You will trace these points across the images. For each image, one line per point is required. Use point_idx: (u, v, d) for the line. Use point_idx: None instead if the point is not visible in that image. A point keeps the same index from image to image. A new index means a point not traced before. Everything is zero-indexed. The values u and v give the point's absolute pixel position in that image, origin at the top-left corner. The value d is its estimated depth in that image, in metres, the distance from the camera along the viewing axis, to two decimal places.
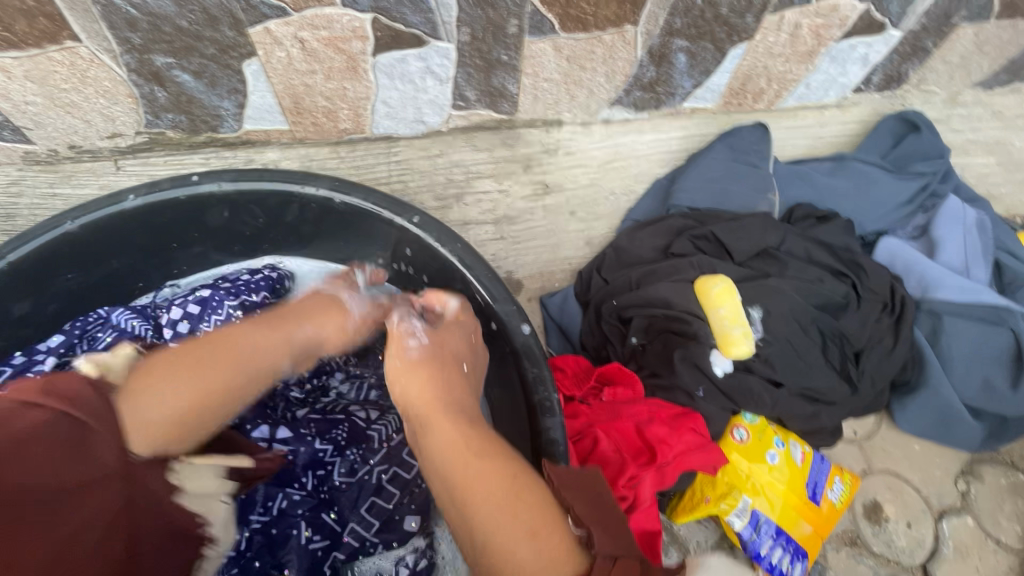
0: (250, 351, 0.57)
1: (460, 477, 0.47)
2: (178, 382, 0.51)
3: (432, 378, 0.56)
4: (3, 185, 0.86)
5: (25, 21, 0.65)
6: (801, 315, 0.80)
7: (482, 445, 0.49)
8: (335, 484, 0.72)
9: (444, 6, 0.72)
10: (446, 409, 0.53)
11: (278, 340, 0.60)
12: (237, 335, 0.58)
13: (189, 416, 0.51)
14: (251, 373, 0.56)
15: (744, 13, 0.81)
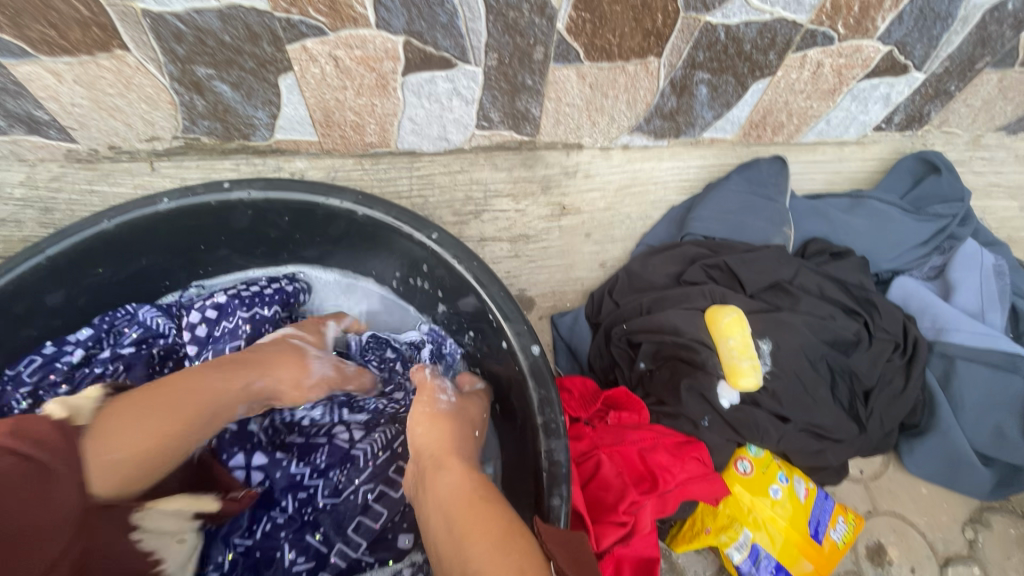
0: (213, 386, 0.62)
1: (461, 520, 0.53)
2: (142, 416, 0.56)
3: (447, 431, 0.65)
4: (45, 180, 0.90)
5: (80, 30, 0.69)
6: (810, 350, 0.80)
7: (483, 496, 0.56)
8: (319, 505, 0.71)
9: (474, 31, 0.75)
10: (456, 457, 0.62)
11: (244, 382, 0.65)
12: (203, 378, 0.62)
13: (147, 447, 0.55)
14: (211, 410, 0.61)
15: (767, 51, 0.83)
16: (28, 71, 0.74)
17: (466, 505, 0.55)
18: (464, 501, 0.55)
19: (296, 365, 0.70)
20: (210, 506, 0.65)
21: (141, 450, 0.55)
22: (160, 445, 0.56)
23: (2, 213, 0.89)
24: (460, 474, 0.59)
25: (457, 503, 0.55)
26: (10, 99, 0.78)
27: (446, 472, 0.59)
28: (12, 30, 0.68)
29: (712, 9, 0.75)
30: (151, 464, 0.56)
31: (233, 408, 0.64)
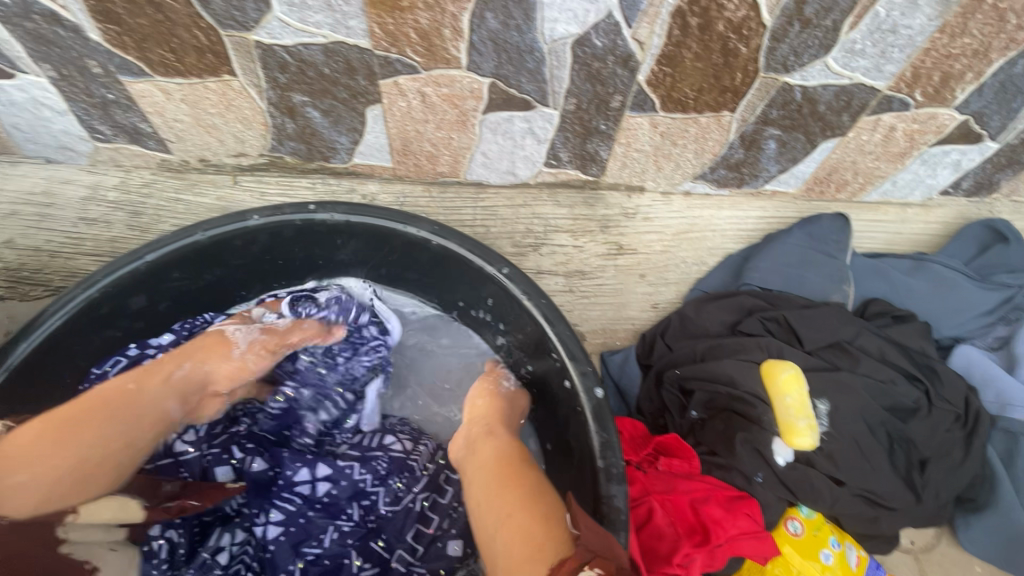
0: (120, 390, 0.64)
1: (490, 480, 0.64)
2: (53, 433, 0.59)
3: (498, 408, 0.75)
4: (137, 186, 0.96)
5: (196, 56, 0.75)
6: (868, 414, 0.80)
7: (514, 463, 0.65)
8: (378, 511, 0.74)
9: (557, 78, 0.78)
10: (503, 429, 0.72)
11: (154, 375, 0.68)
12: (120, 387, 0.65)
13: (66, 458, 0.58)
14: (121, 410, 0.63)
15: (841, 113, 0.84)
16: (142, 88, 0.80)
17: (496, 469, 0.65)
18: (496, 466, 0.65)
19: (215, 348, 0.73)
20: (137, 513, 0.64)
21: (62, 461, 0.58)
22: (80, 450, 0.59)
23: (95, 213, 0.95)
24: (499, 445, 0.69)
25: (491, 465, 0.66)
26: (120, 112, 0.84)
27: (487, 442, 0.70)
28: (136, 51, 0.74)
29: (792, 71, 0.77)
30: (84, 470, 0.59)
31: (156, 398, 0.66)
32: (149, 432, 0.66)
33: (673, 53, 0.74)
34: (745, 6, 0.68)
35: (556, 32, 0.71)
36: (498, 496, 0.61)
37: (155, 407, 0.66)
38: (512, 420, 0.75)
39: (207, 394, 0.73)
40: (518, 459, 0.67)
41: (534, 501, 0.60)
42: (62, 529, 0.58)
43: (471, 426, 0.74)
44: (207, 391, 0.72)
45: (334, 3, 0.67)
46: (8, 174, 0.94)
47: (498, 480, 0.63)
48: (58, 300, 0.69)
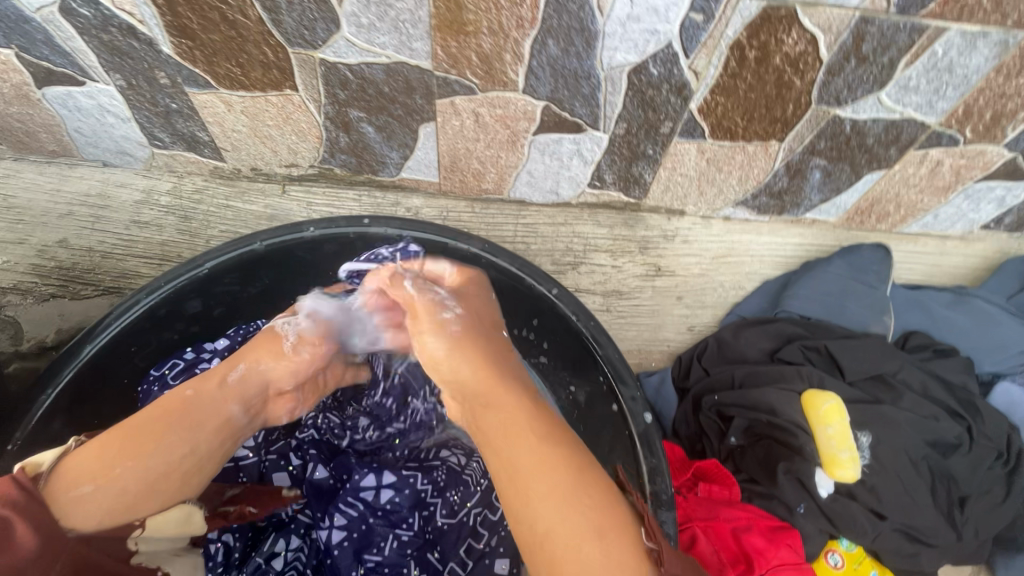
0: (182, 398, 0.63)
1: (539, 462, 0.56)
2: (120, 441, 0.58)
3: (485, 359, 0.67)
4: (189, 191, 0.98)
5: (261, 71, 0.77)
6: (912, 450, 0.79)
7: (547, 442, 0.58)
8: (436, 523, 0.76)
9: (610, 103, 0.79)
10: (513, 393, 0.63)
11: (213, 380, 0.67)
12: (183, 398, 0.63)
13: (134, 468, 0.57)
14: (188, 418, 0.62)
15: (888, 146, 0.85)
16: (205, 99, 0.83)
17: (538, 444, 0.57)
18: (535, 441, 0.58)
19: (270, 346, 0.71)
20: (197, 528, 0.66)
21: (132, 471, 0.57)
22: (146, 460, 0.58)
23: (148, 217, 0.97)
24: (529, 412, 0.61)
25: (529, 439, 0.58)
26: (181, 120, 0.87)
27: (513, 408, 0.61)
28: (204, 65, 0.77)
29: (844, 104, 0.78)
30: (152, 480, 0.59)
31: (222, 401, 0.66)
32: (222, 443, 0.65)
33: (727, 83, 0.75)
34: (804, 41, 0.69)
35: (614, 59, 0.73)
36: (548, 478, 0.55)
37: (220, 415, 0.65)
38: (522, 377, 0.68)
39: (269, 396, 0.71)
40: (553, 429, 0.60)
41: (590, 493, 0.55)
42: (133, 542, 0.60)
43: (471, 384, 0.65)
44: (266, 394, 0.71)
45: (401, 25, 0.69)
46: (65, 175, 0.97)
47: (543, 459, 0.56)
48: (121, 305, 0.73)
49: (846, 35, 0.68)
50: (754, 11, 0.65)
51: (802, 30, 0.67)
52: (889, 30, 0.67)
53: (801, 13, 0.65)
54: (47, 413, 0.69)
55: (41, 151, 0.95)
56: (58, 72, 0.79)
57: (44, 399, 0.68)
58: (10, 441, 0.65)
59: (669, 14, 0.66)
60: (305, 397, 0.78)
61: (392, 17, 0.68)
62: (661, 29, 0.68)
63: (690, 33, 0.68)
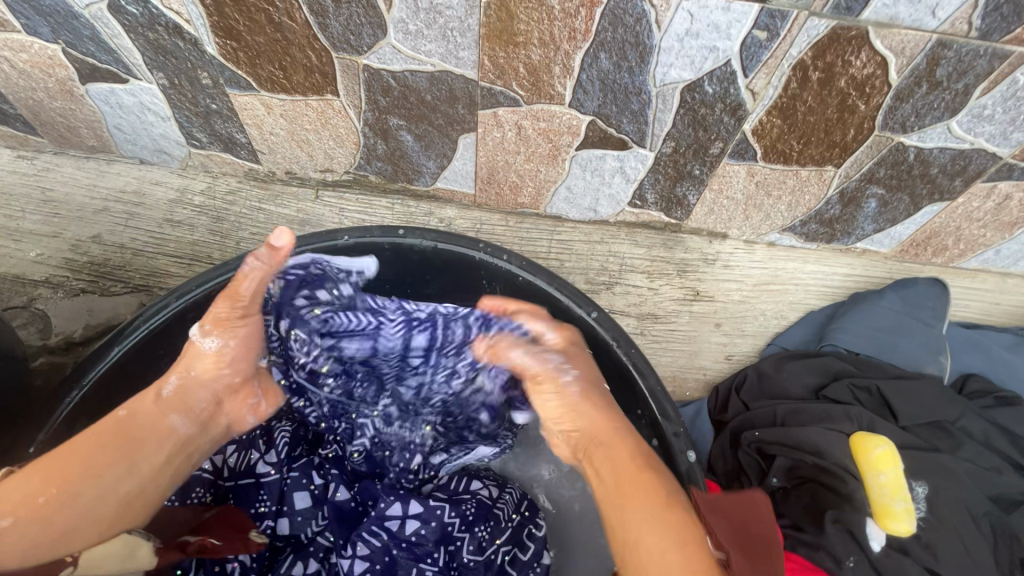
0: (116, 421, 0.60)
1: (628, 481, 0.58)
2: (49, 472, 0.55)
3: (582, 410, 0.66)
4: (223, 192, 0.97)
5: (304, 74, 0.76)
6: (972, 504, 0.74)
7: (641, 465, 0.59)
8: (462, 561, 0.72)
9: (660, 121, 0.76)
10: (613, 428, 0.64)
11: (145, 400, 0.63)
12: (114, 419, 0.61)
13: (62, 501, 0.54)
14: (127, 442, 0.59)
15: (954, 177, 0.80)
16: (245, 101, 0.82)
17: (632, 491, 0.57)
18: (631, 483, 0.58)
19: (200, 350, 0.66)
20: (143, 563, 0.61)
21: (64, 504, 0.54)
22: (76, 493, 0.55)
23: (180, 216, 0.97)
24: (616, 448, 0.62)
25: (625, 486, 0.58)
26: (220, 122, 0.87)
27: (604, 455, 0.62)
28: (248, 67, 0.76)
29: (909, 131, 0.73)
30: (86, 512, 0.55)
31: (160, 420, 0.62)
32: (168, 463, 0.62)
33: (786, 105, 0.71)
34: (873, 64, 0.64)
35: (668, 76, 0.69)
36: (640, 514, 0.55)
37: (160, 434, 0.62)
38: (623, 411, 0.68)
39: (216, 399, 0.68)
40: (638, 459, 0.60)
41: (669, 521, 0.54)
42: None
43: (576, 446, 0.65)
44: (208, 401, 0.67)
45: (449, 33, 0.67)
46: (103, 171, 0.97)
47: (632, 494, 0.57)
48: (151, 307, 0.71)
49: (920, 59, 0.63)
50: (823, 30, 0.61)
51: (872, 53, 0.63)
52: (968, 56, 0.63)
53: (874, 34, 0.61)
54: (71, 414, 0.68)
55: (81, 146, 0.96)
56: (103, 68, 0.79)
57: (68, 401, 0.67)
58: (33, 443, 0.65)
59: (730, 31, 0.63)
60: (262, 386, 0.74)
61: (441, 25, 0.66)
62: (720, 46, 0.65)
63: (751, 52, 0.65)
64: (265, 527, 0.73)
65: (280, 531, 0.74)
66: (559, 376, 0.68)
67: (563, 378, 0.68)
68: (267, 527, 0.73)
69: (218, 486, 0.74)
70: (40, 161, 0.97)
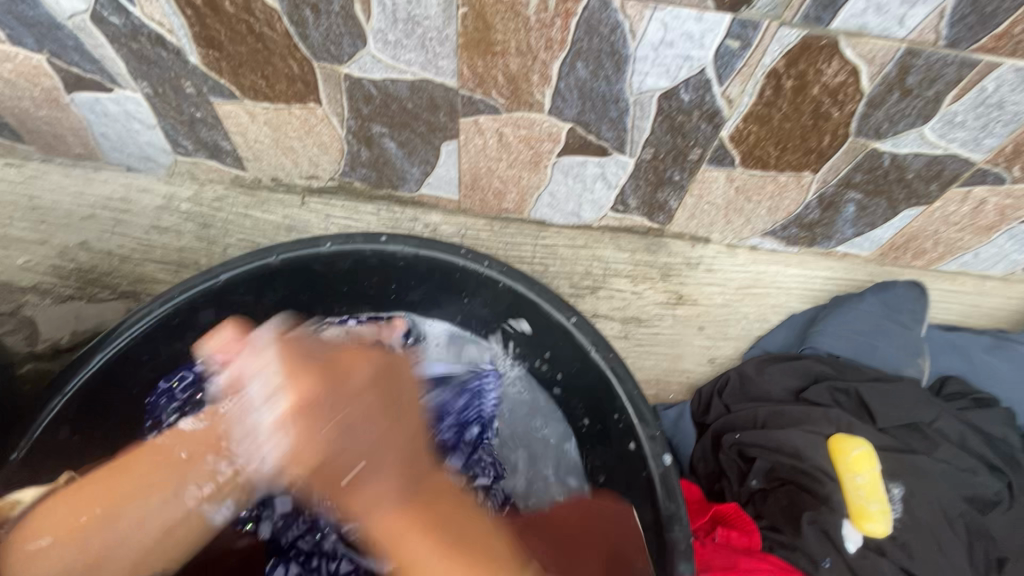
0: (158, 448, 0.64)
1: (409, 527, 0.57)
2: (104, 485, 0.60)
3: (313, 384, 0.62)
4: (210, 199, 0.98)
5: (286, 84, 0.77)
6: (946, 504, 0.76)
7: (414, 502, 0.59)
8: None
9: (638, 128, 0.77)
10: (405, 464, 0.61)
11: (201, 430, 0.66)
12: (166, 444, 0.65)
13: (103, 519, 0.58)
14: (175, 467, 0.63)
15: (929, 182, 0.81)
16: (229, 109, 0.83)
17: (390, 525, 0.57)
18: (407, 510, 0.58)
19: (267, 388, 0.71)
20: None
21: (104, 522, 0.58)
22: (116, 512, 0.58)
23: (167, 222, 0.97)
24: (349, 495, 0.59)
25: (388, 531, 0.57)
26: (205, 129, 0.87)
27: (354, 503, 0.59)
28: (230, 76, 0.77)
29: (883, 137, 0.74)
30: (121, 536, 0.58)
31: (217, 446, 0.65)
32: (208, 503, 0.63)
33: (761, 112, 0.72)
34: (845, 72, 0.65)
35: (645, 84, 0.70)
36: (405, 547, 0.56)
37: (200, 468, 0.63)
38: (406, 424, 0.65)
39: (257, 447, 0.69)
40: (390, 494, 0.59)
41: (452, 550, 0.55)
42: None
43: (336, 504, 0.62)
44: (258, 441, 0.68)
45: (428, 43, 0.68)
46: (90, 178, 0.98)
47: (406, 528, 0.57)
48: (135, 314, 0.72)
49: (890, 67, 0.64)
50: (794, 40, 0.62)
51: (843, 61, 0.64)
52: (936, 65, 0.64)
53: (844, 43, 0.62)
54: (54, 421, 0.68)
55: (68, 154, 0.96)
56: (88, 78, 0.80)
57: (51, 407, 0.67)
58: (17, 449, 0.66)
59: (704, 41, 0.64)
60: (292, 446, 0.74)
61: (419, 35, 0.67)
62: (694, 55, 0.65)
63: (725, 60, 0.66)
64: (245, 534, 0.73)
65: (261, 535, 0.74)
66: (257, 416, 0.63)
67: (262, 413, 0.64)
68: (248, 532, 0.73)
69: None
70: (27, 168, 0.98)
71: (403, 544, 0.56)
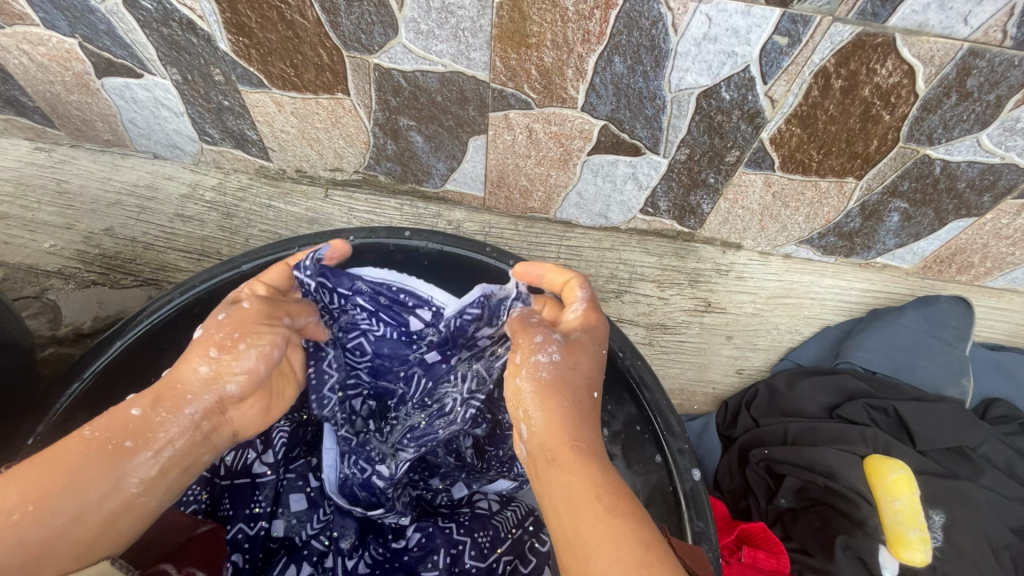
0: (86, 441, 0.44)
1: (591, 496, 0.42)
2: (13, 488, 0.40)
3: (570, 364, 0.51)
4: (234, 188, 0.98)
5: (315, 73, 0.76)
6: (992, 535, 0.72)
7: (607, 474, 0.44)
8: (464, 564, 0.68)
9: (675, 127, 0.74)
10: (591, 410, 0.50)
11: (119, 412, 0.46)
12: (105, 419, 0.46)
13: (40, 523, 0.40)
14: (109, 455, 0.44)
15: (982, 193, 0.76)
16: (257, 98, 0.82)
17: (595, 503, 0.42)
18: (590, 478, 0.44)
19: (199, 351, 0.50)
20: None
21: (31, 529, 0.40)
22: (51, 512, 0.41)
23: (191, 211, 0.97)
24: (576, 403, 0.49)
25: (580, 505, 0.42)
26: (232, 118, 0.87)
27: (583, 408, 0.49)
28: (259, 64, 0.75)
29: (936, 144, 0.70)
30: (62, 538, 0.41)
31: (152, 434, 0.47)
32: (151, 492, 0.46)
33: (806, 113, 0.69)
34: (900, 72, 0.61)
35: (684, 81, 0.67)
36: (597, 502, 0.42)
37: (133, 458, 0.45)
38: (596, 364, 0.53)
39: (222, 410, 0.51)
40: (599, 438, 0.48)
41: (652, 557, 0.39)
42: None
43: (553, 422, 0.48)
44: (190, 423, 0.49)
45: (461, 34, 0.66)
46: (117, 165, 0.99)
47: (620, 477, 0.45)
48: (159, 300, 0.72)
49: (949, 68, 0.60)
50: (847, 37, 0.58)
51: (898, 61, 0.60)
52: (1000, 67, 0.59)
53: (901, 42, 0.58)
54: (72, 406, 0.67)
55: (97, 140, 0.97)
56: (118, 63, 0.80)
57: (68, 394, 0.67)
58: (31, 435, 0.63)
59: (750, 36, 0.60)
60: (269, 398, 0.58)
61: (453, 26, 0.65)
62: (739, 51, 0.62)
63: (771, 58, 0.62)
64: (258, 529, 0.67)
65: (274, 533, 0.69)
66: (533, 354, 0.51)
67: (536, 356, 0.51)
68: (261, 529, 0.68)
69: (214, 484, 0.69)
70: (56, 154, 0.99)
71: (603, 472, 0.44)
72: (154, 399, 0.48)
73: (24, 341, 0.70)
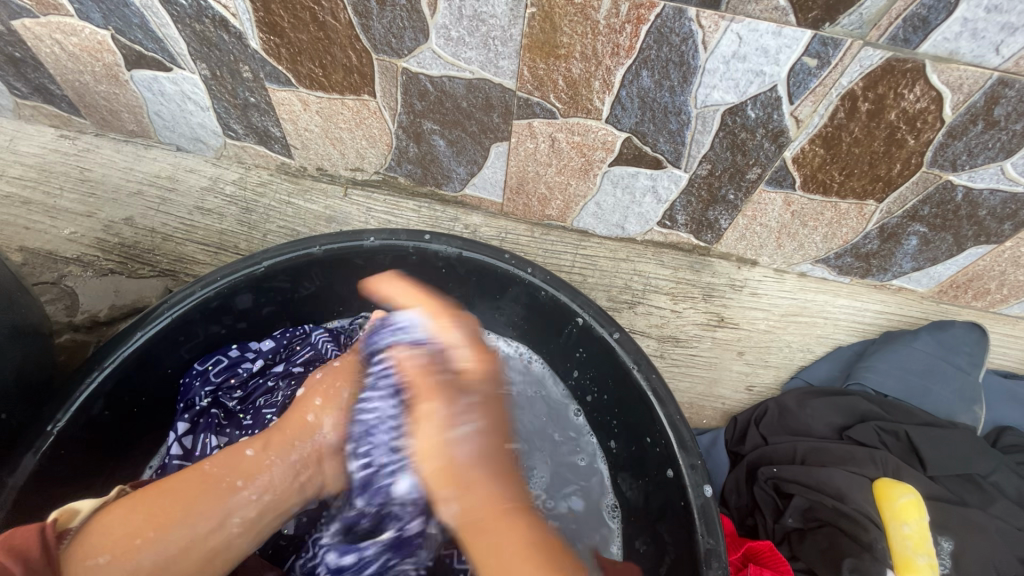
0: (206, 474, 0.61)
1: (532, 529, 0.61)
2: (147, 510, 0.57)
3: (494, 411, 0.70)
4: (255, 183, 0.99)
5: (342, 74, 0.76)
6: (999, 565, 0.72)
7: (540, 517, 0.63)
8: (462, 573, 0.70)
9: (697, 142, 0.74)
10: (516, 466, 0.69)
11: (240, 454, 0.64)
12: (224, 459, 0.63)
13: (165, 538, 0.56)
14: (222, 490, 0.60)
15: (1003, 220, 0.76)
16: (283, 96, 0.83)
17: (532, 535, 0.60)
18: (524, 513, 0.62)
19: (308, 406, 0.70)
20: None
21: (159, 546, 0.55)
22: (173, 533, 0.56)
23: (211, 204, 0.98)
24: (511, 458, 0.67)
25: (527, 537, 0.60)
26: (257, 115, 0.88)
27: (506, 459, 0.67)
28: (288, 63, 0.76)
29: (960, 170, 0.70)
30: (180, 551, 0.56)
31: (256, 472, 0.63)
32: (246, 529, 0.61)
33: (831, 135, 0.69)
34: (927, 98, 0.61)
35: (710, 98, 0.68)
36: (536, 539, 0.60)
37: (239, 495, 0.61)
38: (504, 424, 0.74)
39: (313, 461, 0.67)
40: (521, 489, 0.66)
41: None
42: None
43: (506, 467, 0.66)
44: (291, 465, 0.66)
45: (490, 42, 0.66)
46: (140, 155, 1.00)
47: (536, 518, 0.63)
48: (179, 294, 0.72)
49: (978, 97, 0.60)
50: (877, 61, 0.58)
51: (927, 88, 0.60)
52: None
53: (931, 68, 0.58)
54: (91, 395, 0.67)
55: (122, 130, 0.98)
56: (149, 56, 0.81)
57: (90, 381, 0.67)
58: (51, 421, 0.64)
59: (779, 56, 0.60)
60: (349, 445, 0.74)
61: (483, 33, 0.66)
62: (767, 71, 0.62)
63: (799, 79, 0.62)
64: None
65: (285, 531, 0.73)
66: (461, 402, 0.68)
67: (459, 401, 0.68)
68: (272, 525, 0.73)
69: None
70: (80, 142, 1.00)
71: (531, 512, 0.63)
72: (264, 444, 0.66)
73: (45, 327, 0.71)
